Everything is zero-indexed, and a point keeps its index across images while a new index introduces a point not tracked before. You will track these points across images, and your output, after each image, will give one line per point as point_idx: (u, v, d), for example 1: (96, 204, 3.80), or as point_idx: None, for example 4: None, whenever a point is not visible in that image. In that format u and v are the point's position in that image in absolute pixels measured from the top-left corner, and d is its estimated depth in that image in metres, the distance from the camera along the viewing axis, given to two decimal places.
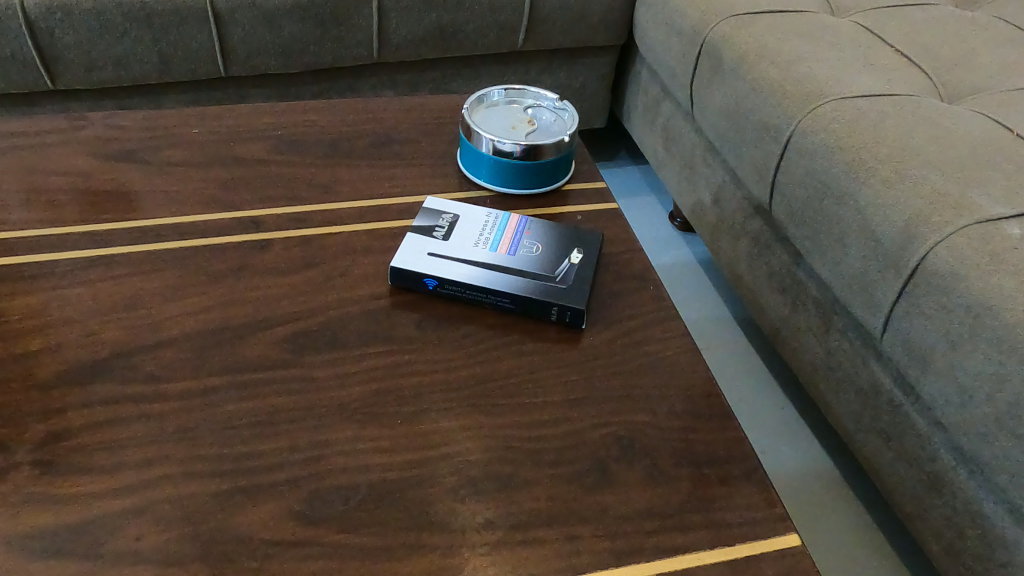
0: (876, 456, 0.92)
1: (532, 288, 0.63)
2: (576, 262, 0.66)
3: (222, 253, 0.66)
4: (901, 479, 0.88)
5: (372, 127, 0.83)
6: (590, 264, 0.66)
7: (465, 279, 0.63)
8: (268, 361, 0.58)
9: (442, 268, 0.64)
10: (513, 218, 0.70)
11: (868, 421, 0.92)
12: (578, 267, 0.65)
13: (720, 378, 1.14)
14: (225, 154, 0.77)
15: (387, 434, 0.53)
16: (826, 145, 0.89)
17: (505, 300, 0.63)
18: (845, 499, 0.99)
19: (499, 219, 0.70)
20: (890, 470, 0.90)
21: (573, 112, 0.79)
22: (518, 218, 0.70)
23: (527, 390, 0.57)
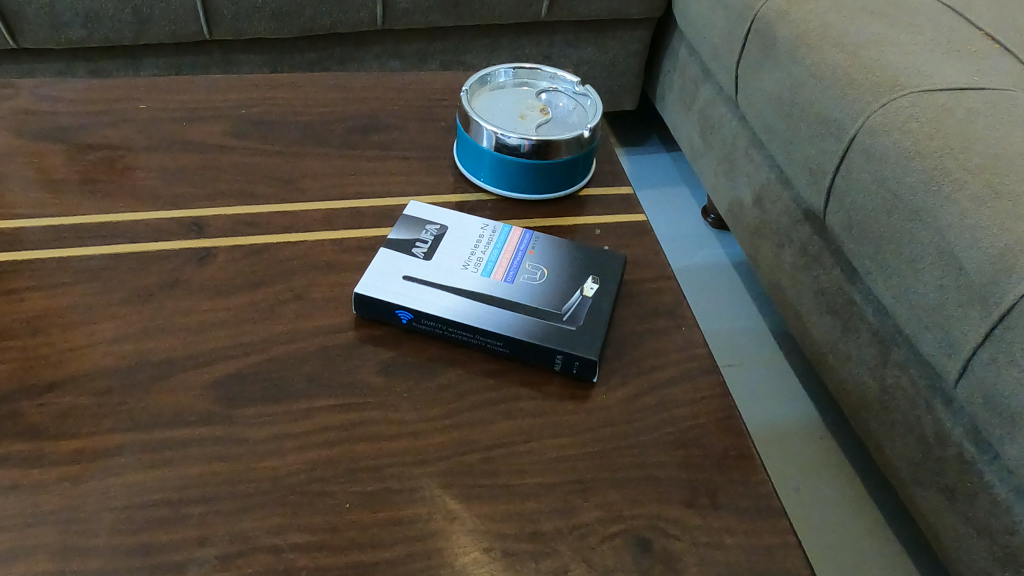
0: (937, 515, 0.78)
1: (531, 328, 0.49)
2: (590, 294, 0.53)
3: (150, 264, 0.53)
4: (967, 547, 0.74)
5: (355, 108, 0.69)
6: (608, 298, 0.53)
7: (447, 314, 0.50)
8: (188, 414, 0.45)
9: (420, 298, 0.51)
10: (514, 232, 0.57)
11: (929, 474, 0.78)
12: (591, 302, 0.52)
13: (745, 408, 1.00)
14: (173, 136, 0.64)
15: (329, 524, 0.41)
16: (899, 147, 0.74)
17: (496, 342, 0.49)
18: (891, 557, 0.86)
19: (496, 233, 0.57)
20: (954, 534, 0.76)
21: (595, 99, 0.65)
22: (520, 233, 0.57)
23: (516, 467, 0.44)
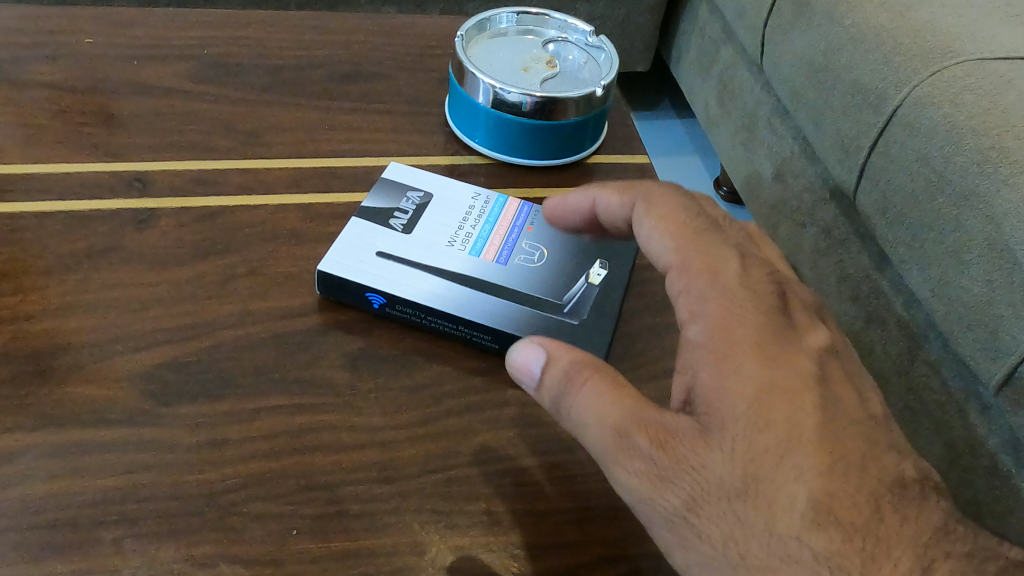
0: None
1: (525, 321, 0.42)
2: (596, 281, 0.45)
3: (81, 227, 0.45)
4: None
5: (335, 53, 0.60)
6: (617, 287, 0.45)
7: (426, 299, 0.42)
8: (109, 411, 0.37)
9: (395, 279, 0.43)
10: (510, 204, 0.49)
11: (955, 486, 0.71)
12: (598, 292, 0.44)
13: None
14: (121, 76, 0.55)
15: (270, 556, 0.34)
16: (949, 122, 0.65)
17: (485, 337, 0.42)
18: None
19: (490, 205, 0.49)
20: None
21: (611, 52, 0.56)
22: (517, 205, 0.49)
23: (502, 490, 0.37)
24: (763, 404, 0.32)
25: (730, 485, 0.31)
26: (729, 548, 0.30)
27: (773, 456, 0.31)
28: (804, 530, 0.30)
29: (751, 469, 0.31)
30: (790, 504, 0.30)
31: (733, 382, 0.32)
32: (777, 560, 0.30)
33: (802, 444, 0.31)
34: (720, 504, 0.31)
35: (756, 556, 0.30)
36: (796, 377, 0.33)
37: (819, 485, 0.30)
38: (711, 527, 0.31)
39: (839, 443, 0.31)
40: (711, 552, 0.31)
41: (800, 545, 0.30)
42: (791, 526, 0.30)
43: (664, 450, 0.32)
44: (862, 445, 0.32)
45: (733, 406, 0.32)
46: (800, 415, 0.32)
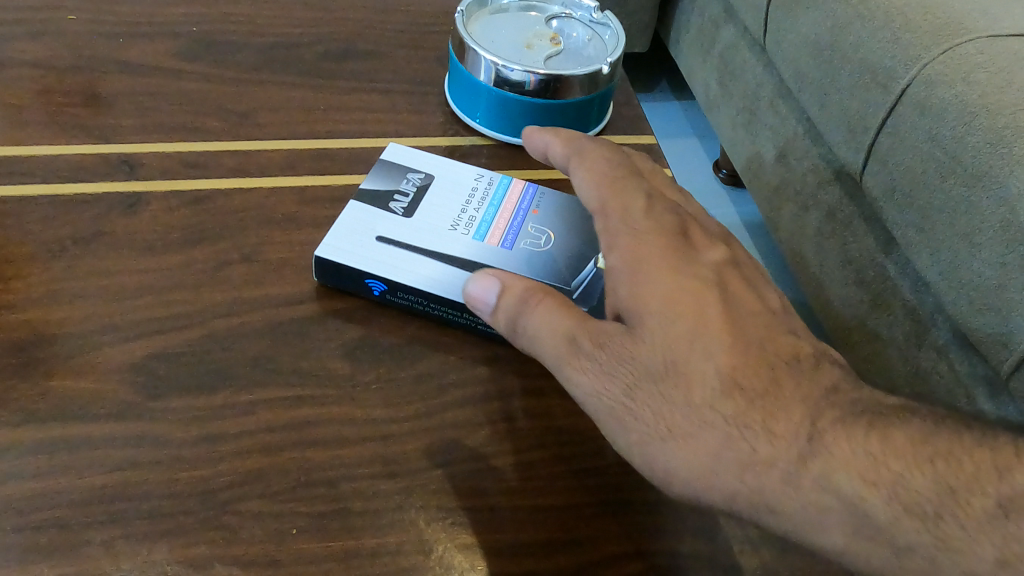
0: None
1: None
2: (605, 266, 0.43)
3: (65, 212, 0.43)
4: None
5: (330, 30, 0.58)
6: None
7: (429, 286, 0.40)
8: (97, 405, 0.36)
9: (396, 265, 0.41)
10: (515, 185, 0.47)
11: None
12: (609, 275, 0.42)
13: None
14: (106, 54, 0.53)
15: (268, 556, 0.32)
16: (961, 101, 0.63)
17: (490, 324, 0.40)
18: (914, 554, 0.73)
19: (493, 187, 0.47)
20: None
21: (617, 29, 0.54)
22: (522, 186, 0.47)
23: (510, 485, 0.36)
24: (671, 289, 0.34)
25: (652, 360, 0.32)
26: (659, 424, 0.32)
27: (688, 339, 0.32)
28: (716, 395, 0.31)
29: (672, 352, 0.32)
30: (704, 374, 0.32)
31: (643, 271, 0.34)
32: (697, 426, 0.31)
33: (709, 327, 0.33)
34: (652, 389, 0.32)
35: (682, 427, 0.31)
36: (701, 279, 0.35)
37: (728, 362, 0.32)
38: (643, 406, 0.32)
39: (743, 330, 0.33)
40: (647, 430, 0.32)
41: (715, 409, 0.31)
42: (709, 397, 0.31)
43: (604, 348, 0.33)
44: (763, 330, 0.34)
45: (647, 289, 0.34)
46: (705, 298, 0.34)
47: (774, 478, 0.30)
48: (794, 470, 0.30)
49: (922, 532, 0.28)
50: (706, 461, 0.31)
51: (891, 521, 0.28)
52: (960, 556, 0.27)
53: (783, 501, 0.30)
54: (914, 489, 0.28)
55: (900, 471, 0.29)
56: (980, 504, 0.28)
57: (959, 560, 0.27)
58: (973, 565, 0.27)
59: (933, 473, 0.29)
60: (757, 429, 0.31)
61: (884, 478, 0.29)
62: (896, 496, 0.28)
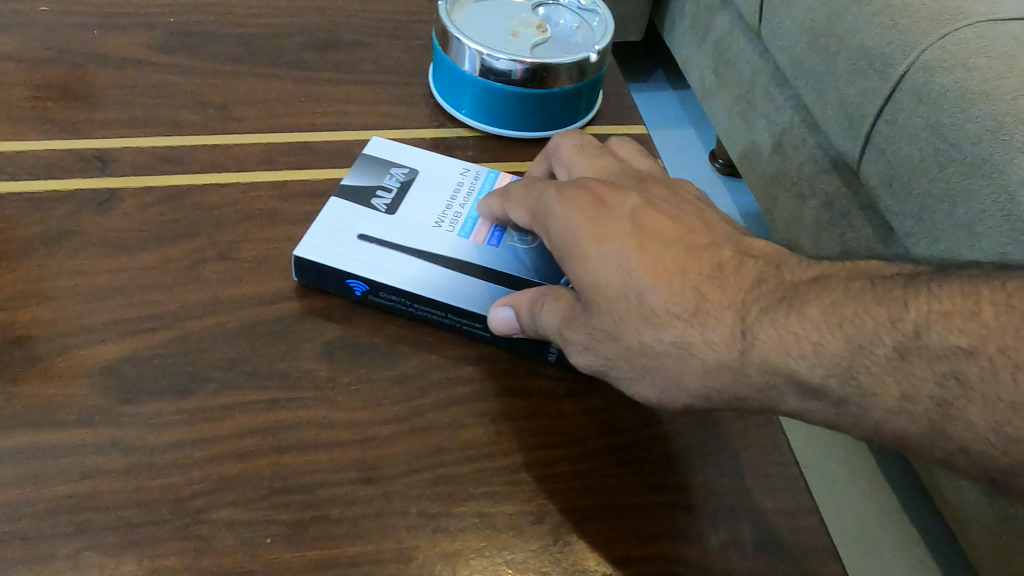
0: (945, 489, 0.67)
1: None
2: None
3: (33, 210, 0.42)
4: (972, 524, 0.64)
5: (311, 20, 0.57)
6: None
7: (412, 286, 0.39)
8: (66, 410, 0.34)
9: (378, 265, 0.39)
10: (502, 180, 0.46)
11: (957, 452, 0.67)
12: None
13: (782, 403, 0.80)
14: (77, 47, 0.51)
15: (241, 567, 0.31)
16: (961, 87, 0.62)
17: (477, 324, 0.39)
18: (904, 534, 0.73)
19: (481, 182, 0.45)
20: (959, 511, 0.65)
21: (605, 15, 0.52)
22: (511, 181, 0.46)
23: (494, 488, 0.35)
24: (597, 259, 0.33)
25: (601, 312, 0.32)
26: (628, 366, 0.32)
27: (624, 293, 0.32)
28: (660, 328, 0.31)
29: (616, 308, 0.32)
30: (644, 308, 0.31)
31: (569, 227, 0.34)
32: (659, 360, 0.31)
33: (634, 272, 0.32)
34: (614, 348, 0.32)
35: (646, 365, 0.31)
36: (618, 230, 0.33)
37: (664, 297, 0.31)
38: (610, 354, 0.32)
39: (662, 260, 0.32)
40: (625, 372, 0.32)
41: (659, 338, 0.31)
42: (655, 335, 0.31)
43: (575, 330, 0.33)
44: (681, 251, 0.33)
45: (588, 268, 0.33)
46: (625, 247, 0.33)
47: (729, 378, 0.30)
48: (738, 368, 0.29)
49: (846, 386, 0.28)
50: (675, 384, 0.31)
51: (822, 383, 0.28)
52: (876, 399, 0.27)
53: (748, 394, 0.30)
54: (830, 353, 0.28)
55: (816, 338, 0.28)
56: (881, 351, 0.27)
57: (875, 404, 0.27)
58: (884, 404, 0.27)
59: (843, 333, 0.28)
60: (700, 341, 0.30)
61: (807, 348, 0.28)
62: (819, 361, 0.28)
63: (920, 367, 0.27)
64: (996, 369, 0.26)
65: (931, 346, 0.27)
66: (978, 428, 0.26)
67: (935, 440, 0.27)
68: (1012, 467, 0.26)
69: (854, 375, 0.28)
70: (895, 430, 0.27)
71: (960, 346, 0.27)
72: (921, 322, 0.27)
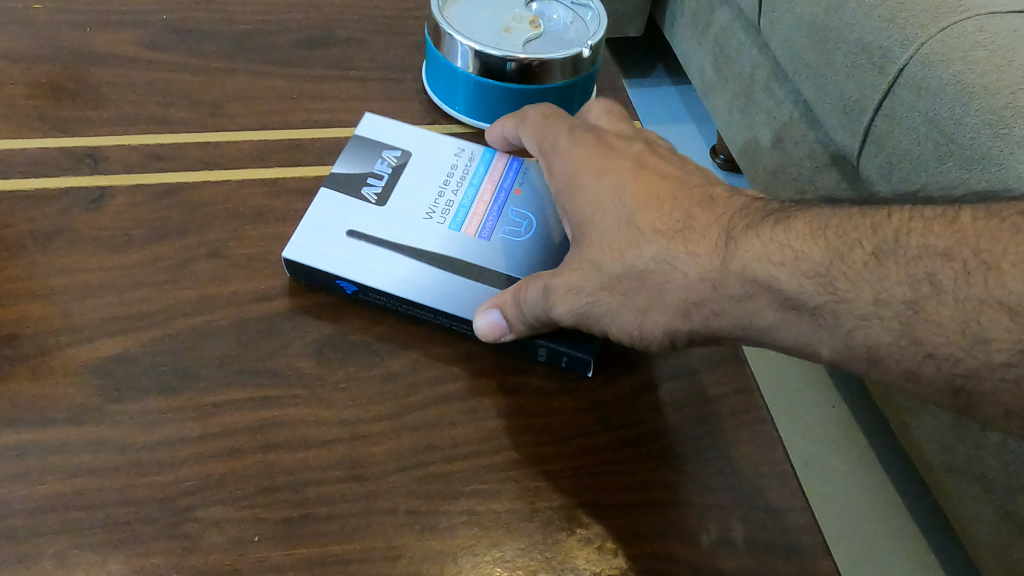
0: (939, 478, 0.66)
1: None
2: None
3: (25, 208, 0.42)
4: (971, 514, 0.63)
5: (305, 16, 0.56)
6: None
7: (402, 289, 0.39)
8: (56, 408, 0.34)
9: (366, 265, 0.39)
10: (496, 165, 0.45)
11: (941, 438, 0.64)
12: None
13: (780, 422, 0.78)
14: (71, 45, 0.51)
15: (228, 565, 0.31)
16: (959, 81, 0.61)
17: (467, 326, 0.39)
18: (903, 531, 0.73)
19: (472, 168, 0.45)
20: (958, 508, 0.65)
21: (599, 10, 0.52)
22: (504, 166, 0.45)
23: (483, 486, 0.34)
24: (594, 191, 0.37)
25: (592, 239, 0.35)
26: (612, 293, 0.34)
27: (614, 220, 0.35)
28: (641, 244, 0.34)
29: (604, 233, 0.35)
30: (632, 231, 0.34)
31: (571, 166, 0.38)
32: (641, 280, 0.33)
33: (627, 202, 0.35)
34: (599, 276, 0.34)
35: (630, 288, 0.34)
36: (617, 168, 0.37)
37: (651, 221, 0.34)
38: (595, 286, 0.34)
39: (654, 192, 0.35)
40: (609, 303, 0.34)
41: (641, 256, 0.33)
42: (637, 251, 0.34)
43: (566, 265, 0.36)
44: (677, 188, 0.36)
45: (584, 201, 0.37)
46: (622, 182, 0.36)
47: (709, 288, 0.32)
48: (718, 280, 0.32)
49: (823, 293, 0.29)
50: (659, 302, 0.33)
51: (799, 292, 0.30)
52: (850, 303, 0.29)
53: (725, 308, 0.32)
54: (810, 260, 0.30)
55: (797, 247, 0.30)
56: (861, 254, 0.29)
57: (849, 310, 0.29)
58: (857, 310, 0.28)
59: (823, 247, 0.30)
60: (683, 256, 0.33)
61: (787, 257, 0.30)
62: (797, 269, 0.30)
63: (895, 271, 0.28)
64: (968, 271, 0.27)
65: (907, 250, 0.28)
66: (945, 333, 0.27)
67: (904, 347, 0.28)
68: (972, 372, 0.27)
69: (833, 280, 0.29)
70: (869, 337, 0.28)
71: (938, 248, 0.28)
72: (899, 230, 0.29)
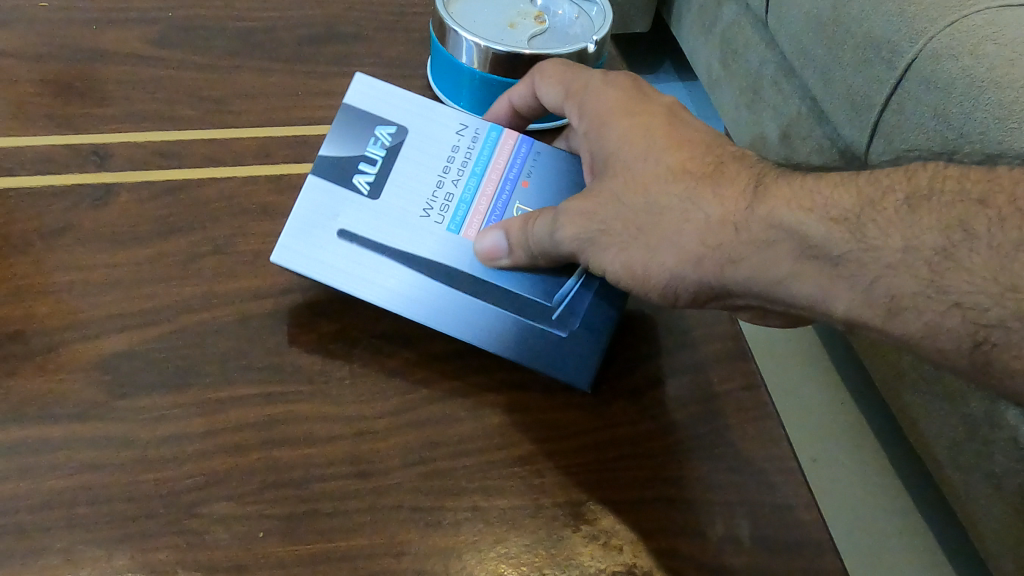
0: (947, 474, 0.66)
1: (503, 334, 0.38)
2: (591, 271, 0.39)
3: (31, 205, 0.42)
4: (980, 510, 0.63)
5: (310, 13, 0.56)
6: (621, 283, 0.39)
7: (397, 304, 0.38)
8: (62, 404, 0.34)
9: (357, 274, 0.38)
10: (502, 145, 0.41)
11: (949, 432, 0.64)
12: (595, 293, 0.39)
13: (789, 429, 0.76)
14: (77, 43, 0.51)
15: (234, 561, 0.31)
16: (968, 75, 0.61)
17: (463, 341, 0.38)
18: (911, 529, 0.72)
19: (477, 148, 0.41)
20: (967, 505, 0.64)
21: (603, 5, 0.52)
22: (513, 147, 0.41)
23: (488, 482, 0.34)
24: (622, 132, 0.37)
25: (617, 177, 0.36)
26: (630, 231, 0.35)
27: (641, 159, 0.35)
28: (667, 183, 0.34)
29: (630, 172, 0.35)
30: (657, 172, 0.35)
31: (601, 108, 0.39)
32: (659, 219, 0.34)
33: (657, 143, 0.36)
34: (620, 212, 0.35)
35: (648, 227, 0.34)
36: (648, 114, 0.38)
37: (678, 164, 0.35)
38: (614, 221, 0.35)
39: (685, 139, 0.36)
40: (618, 237, 0.35)
41: (665, 195, 0.34)
42: (661, 190, 0.34)
43: (586, 199, 0.36)
44: (706, 137, 0.36)
45: (610, 143, 0.37)
46: (653, 125, 0.37)
47: (730, 233, 0.32)
48: (742, 221, 0.32)
49: (849, 241, 0.29)
50: (672, 243, 0.34)
51: (825, 240, 0.30)
52: (877, 250, 0.29)
53: (745, 255, 0.32)
54: (838, 206, 0.30)
55: (827, 196, 0.31)
56: (894, 202, 0.29)
57: (878, 254, 0.29)
58: (886, 257, 0.29)
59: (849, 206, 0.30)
60: (707, 199, 0.33)
61: (816, 204, 0.31)
62: (825, 214, 0.30)
63: (927, 217, 0.29)
64: (1002, 219, 0.27)
65: (940, 197, 0.29)
66: (974, 283, 0.27)
67: (931, 295, 0.28)
68: (999, 321, 0.27)
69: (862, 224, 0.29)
70: (893, 288, 0.28)
71: (973, 197, 0.28)
72: (932, 180, 0.29)
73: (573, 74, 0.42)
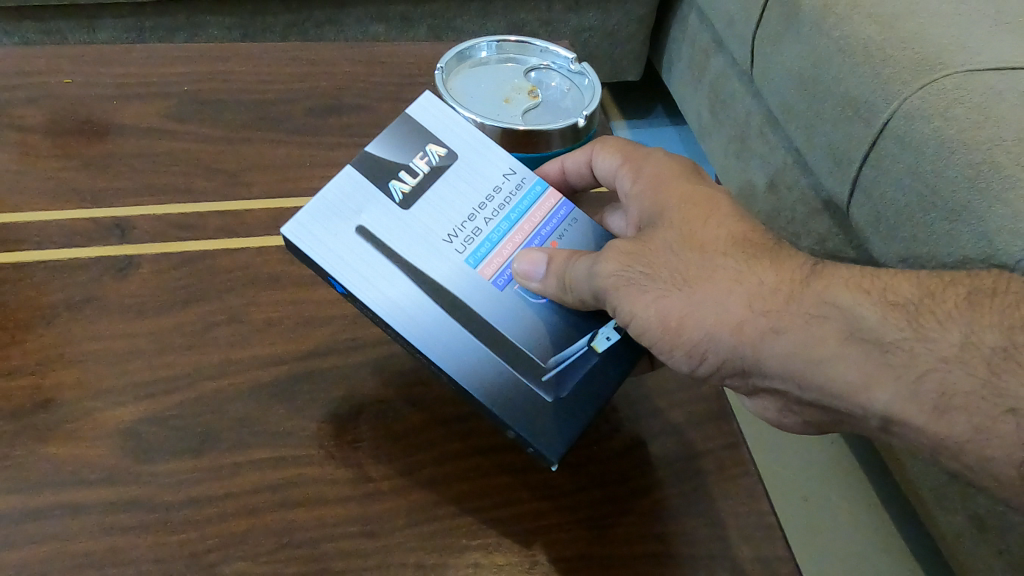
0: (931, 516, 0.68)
1: (495, 380, 0.38)
2: (600, 347, 0.41)
3: (58, 278, 0.45)
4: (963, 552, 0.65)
5: (317, 86, 0.60)
6: (620, 362, 0.41)
7: (390, 310, 0.38)
8: (90, 470, 0.37)
9: (362, 271, 0.39)
10: (540, 201, 0.43)
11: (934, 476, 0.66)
12: (590, 365, 0.40)
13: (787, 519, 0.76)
14: (100, 118, 0.54)
15: None
16: (940, 135, 0.64)
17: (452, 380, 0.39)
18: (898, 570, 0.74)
19: (514, 195, 0.42)
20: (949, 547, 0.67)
21: (594, 79, 0.55)
22: (552, 206, 0.43)
23: (487, 541, 0.37)
24: (681, 195, 0.40)
25: (670, 230, 0.38)
26: (674, 280, 0.36)
27: (700, 219, 0.38)
28: (726, 245, 0.37)
29: (687, 228, 0.37)
30: (714, 234, 0.37)
31: (661, 175, 0.42)
32: (706, 273, 0.36)
33: (718, 212, 0.38)
34: (673, 259, 0.37)
35: (696, 276, 0.36)
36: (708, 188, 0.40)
37: (739, 231, 0.37)
38: (660, 269, 0.36)
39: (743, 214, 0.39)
40: (657, 284, 0.36)
41: (722, 254, 0.36)
42: (718, 248, 0.36)
43: (635, 244, 0.38)
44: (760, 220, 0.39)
45: (666, 201, 0.40)
46: (715, 196, 0.39)
47: (788, 297, 0.34)
48: (799, 293, 0.34)
49: (904, 328, 0.32)
50: (717, 300, 0.35)
51: (880, 324, 0.33)
52: (932, 344, 0.32)
53: (791, 327, 0.34)
54: (897, 294, 0.34)
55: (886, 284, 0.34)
56: (951, 300, 0.33)
57: (937, 347, 0.32)
58: (945, 351, 0.32)
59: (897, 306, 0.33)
60: (767, 268, 0.36)
61: (875, 288, 0.34)
62: (885, 299, 0.33)
63: (987, 316, 0.32)
64: None
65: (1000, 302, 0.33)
66: None
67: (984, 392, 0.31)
68: None
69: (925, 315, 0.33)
70: (946, 384, 0.31)
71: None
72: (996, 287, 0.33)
73: (636, 149, 0.45)
